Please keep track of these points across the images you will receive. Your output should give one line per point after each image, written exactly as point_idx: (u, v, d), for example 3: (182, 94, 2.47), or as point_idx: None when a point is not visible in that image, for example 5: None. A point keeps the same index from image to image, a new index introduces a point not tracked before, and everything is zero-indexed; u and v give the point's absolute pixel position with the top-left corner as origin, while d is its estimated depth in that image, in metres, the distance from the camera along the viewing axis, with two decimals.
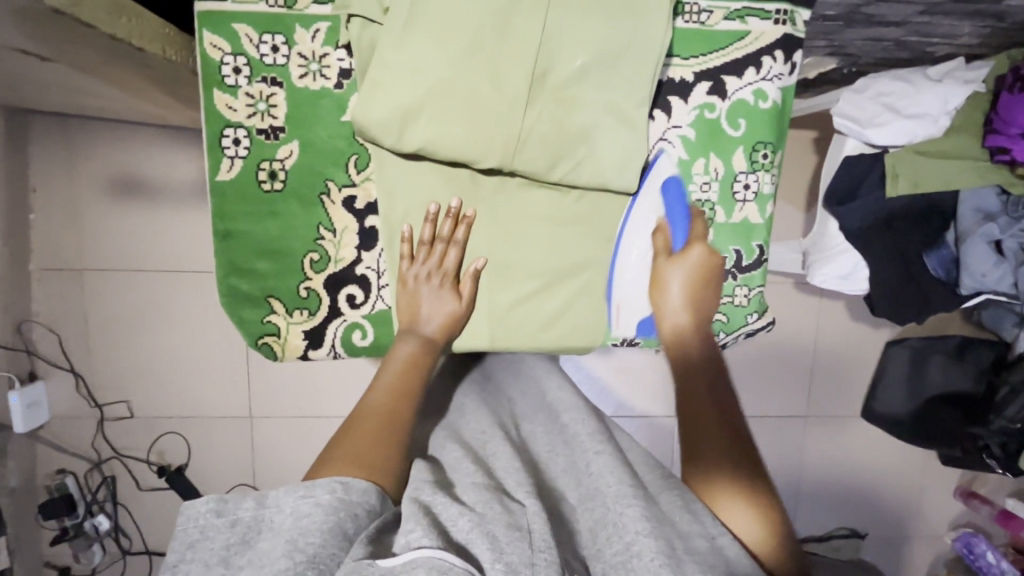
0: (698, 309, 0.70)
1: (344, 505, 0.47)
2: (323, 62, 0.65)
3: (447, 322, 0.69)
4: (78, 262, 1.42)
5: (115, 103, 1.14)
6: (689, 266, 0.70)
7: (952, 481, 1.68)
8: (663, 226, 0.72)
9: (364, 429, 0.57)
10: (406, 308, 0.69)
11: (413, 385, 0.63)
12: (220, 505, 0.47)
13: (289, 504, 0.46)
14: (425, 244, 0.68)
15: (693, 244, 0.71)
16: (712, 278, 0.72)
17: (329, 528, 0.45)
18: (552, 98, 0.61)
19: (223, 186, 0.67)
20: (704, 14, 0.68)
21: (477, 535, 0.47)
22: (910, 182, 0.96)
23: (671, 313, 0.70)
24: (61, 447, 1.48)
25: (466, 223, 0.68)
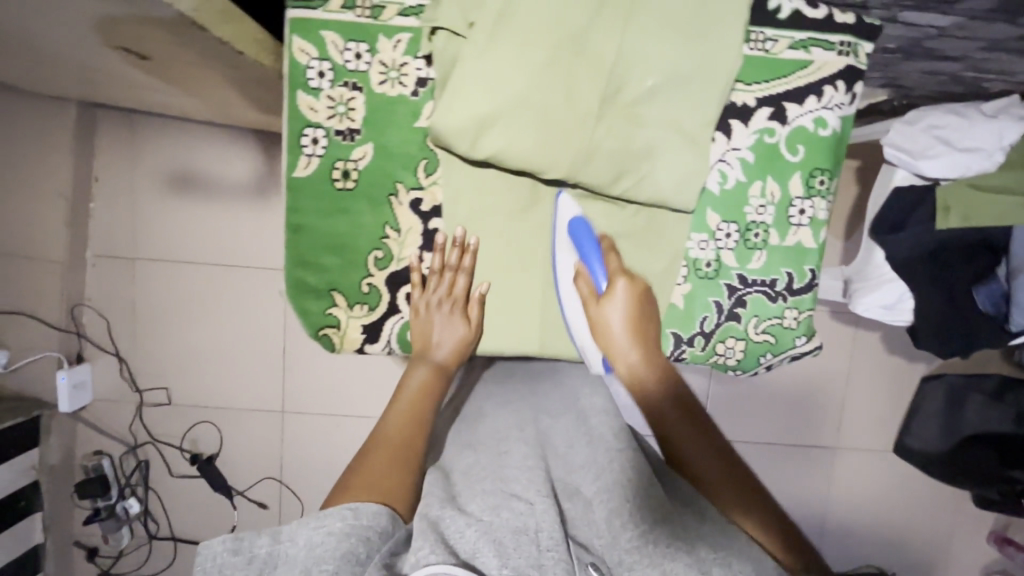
0: (642, 339, 0.70)
1: (355, 531, 0.50)
2: (402, 70, 0.68)
3: (458, 346, 0.73)
4: (132, 251, 1.47)
5: (181, 101, 1.19)
6: (621, 303, 0.69)
7: (985, 525, 1.62)
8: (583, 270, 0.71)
9: (376, 459, 0.61)
10: (418, 335, 0.74)
11: (428, 407, 0.69)
12: (238, 543, 0.50)
13: (302, 536, 0.50)
14: (435, 273, 0.72)
15: (614, 279, 0.70)
16: (647, 302, 0.71)
17: (341, 553, 0.48)
18: (621, 114, 0.63)
19: (298, 182, 0.70)
20: (770, 43, 0.69)
21: (484, 544, 0.50)
22: (961, 216, 0.95)
23: (619, 350, 0.70)
24: (100, 429, 1.52)
25: (472, 252, 0.71)
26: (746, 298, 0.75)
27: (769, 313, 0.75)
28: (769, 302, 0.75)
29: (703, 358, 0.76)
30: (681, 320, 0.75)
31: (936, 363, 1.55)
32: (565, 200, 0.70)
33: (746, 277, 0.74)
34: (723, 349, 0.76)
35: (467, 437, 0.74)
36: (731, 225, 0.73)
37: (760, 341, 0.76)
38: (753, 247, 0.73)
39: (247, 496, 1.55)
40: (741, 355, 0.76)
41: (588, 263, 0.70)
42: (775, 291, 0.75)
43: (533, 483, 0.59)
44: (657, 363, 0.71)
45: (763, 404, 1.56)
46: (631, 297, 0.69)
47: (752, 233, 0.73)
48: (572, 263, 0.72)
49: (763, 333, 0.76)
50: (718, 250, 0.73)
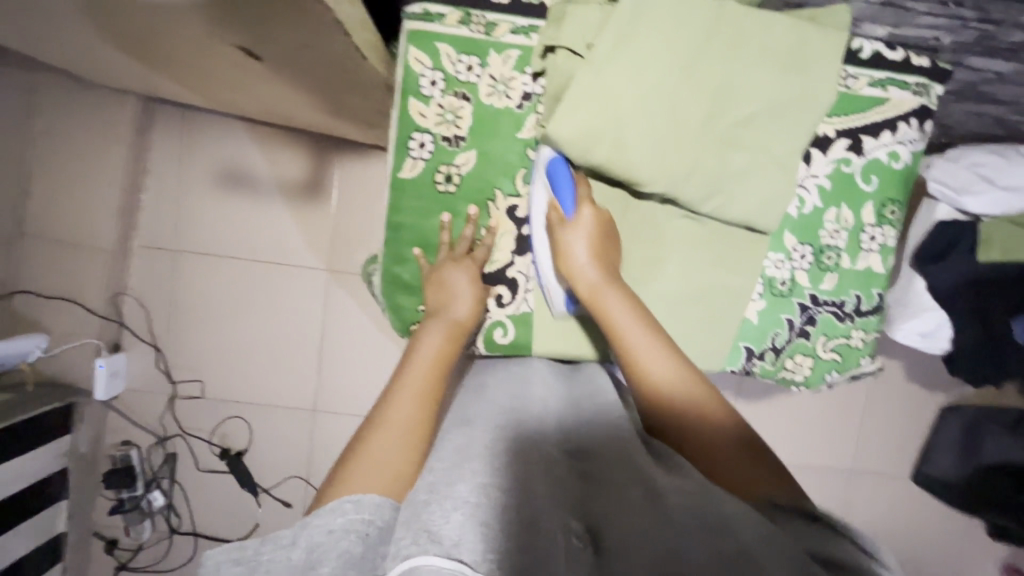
0: (604, 261, 0.67)
1: (356, 529, 0.45)
2: (509, 83, 0.72)
3: (477, 308, 0.71)
4: (177, 243, 1.49)
5: (249, 100, 1.22)
6: (585, 229, 0.67)
7: (997, 554, 1.65)
8: (552, 202, 0.69)
9: (383, 437, 0.55)
10: (433, 301, 0.71)
11: (439, 382, 0.61)
12: (242, 550, 0.44)
13: (303, 540, 0.44)
14: (459, 244, 0.74)
15: (581, 207, 0.68)
16: (609, 234, 0.69)
17: (338, 552, 0.43)
18: (721, 136, 0.67)
19: (402, 182, 0.73)
20: (852, 79, 0.74)
21: (470, 530, 0.41)
22: (1001, 250, 1.00)
23: (581, 274, 0.66)
24: (131, 419, 1.53)
25: (491, 231, 0.74)
26: (816, 317, 0.79)
27: (838, 332, 0.79)
28: (837, 321, 0.79)
29: (772, 373, 0.81)
30: (754, 334, 0.79)
31: (955, 394, 1.60)
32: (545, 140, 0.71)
33: (819, 297, 0.78)
34: (792, 365, 0.80)
35: (472, 408, 0.64)
36: (806, 247, 0.77)
37: (826, 359, 0.80)
38: (826, 269, 0.78)
39: (272, 494, 1.54)
40: (808, 371, 0.80)
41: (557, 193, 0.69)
42: (844, 312, 0.79)
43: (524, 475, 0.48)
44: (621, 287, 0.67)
45: (786, 426, 1.59)
46: (598, 226, 0.67)
47: (826, 256, 0.77)
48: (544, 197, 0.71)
49: (830, 351, 0.80)
50: (793, 270, 0.78)
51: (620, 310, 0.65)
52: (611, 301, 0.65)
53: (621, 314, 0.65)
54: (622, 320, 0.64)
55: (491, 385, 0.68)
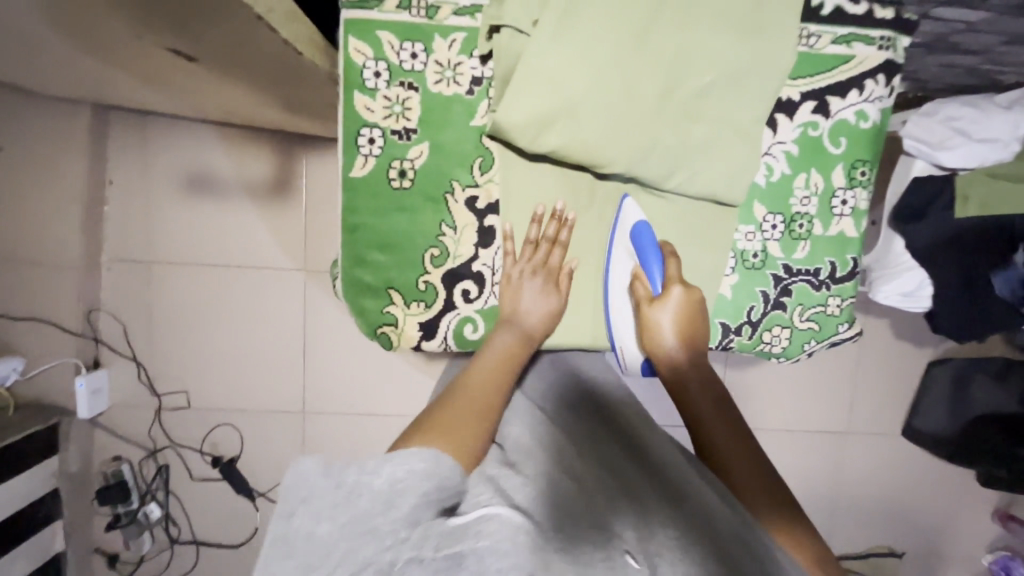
0: (691, 344, 0.68)
1: (434, 476, 0.48)
2: (457, 69, 0.69)
3: (547, 317, 0.71)
4: (148, 254, 1.45)
5: (204, 102, 1.17)
6: (672, 308, 0.68)
7: (989, 502, 1.68)
8: (637, 274, 0.70)
9: (459, 412, 0.59)
10: (505, 301, 0.72)
11: (509, 373, 0.65)
12: (326, 465, 0.46)
13: (385, 470, 0.46)
14: (530, 244, 0.72)
15: (670, 287, 0.68)
16: (699, 312, 0.69)
17: (421, 493, 0.46)
18: (679, 108, 0.64)
19: (354, 181, 0.70)
20: (813, 38, 0.71)
21: (537, 511, 0.50)
22: (979, 205, 0.99)
23: (666, 355, 0.68)
24: (118, 435, 1.51)
25: (569, 227, 0.72)
26: (791, 287, 0.77)
27: (814, 301, 0.78)
28: (813, 290, 0.78)
29: (749, 346, 0.79)
30: (730, 310, 0.77)
31: (942, 347, 1.60)
32: (630, 204, 0.72)
33: (792, 267, 0.77)
34: (770, 337, 0.78)
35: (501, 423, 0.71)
36: (777, 216, 0.75)
37: (804, 328, 0.79)
38: (798, 238, 0.76)
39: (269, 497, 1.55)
40: (787, 342, 0.79)
41: (646, 267, 0.70)
42: (819, 280, 0.78)
43: (560, 489, 0.58)
44: (705, 369, 0.67)
45: (777, 393, 1.59)
46: (685, 304, 0.68)
47: (797, 224, 0.76)
48: (632, 267, 0.72)
49: (807, 320, 0.78)
50: (764, 241, 0.76)
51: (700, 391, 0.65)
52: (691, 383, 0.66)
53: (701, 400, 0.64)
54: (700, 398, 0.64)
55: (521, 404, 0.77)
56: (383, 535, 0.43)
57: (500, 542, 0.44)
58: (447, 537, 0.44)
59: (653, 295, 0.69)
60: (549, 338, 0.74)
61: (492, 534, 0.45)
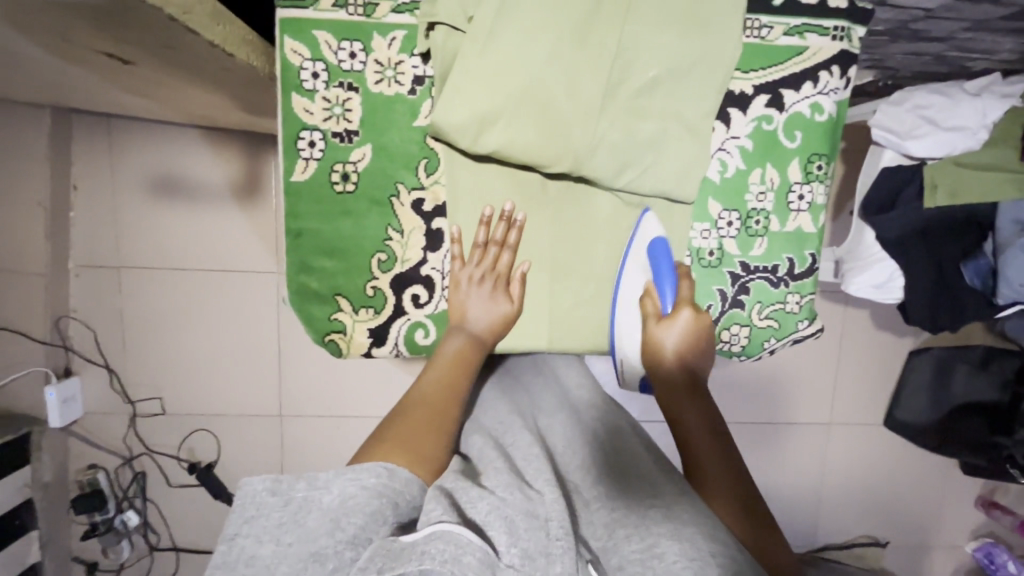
0: (690, 367, 0.68)
1: (386, 493, 0.49)
2: (398, 69, 0.67)
3: (498, 323, 0.70)
4: (116, 260, 1.43)
5: (165, 106, 1.15)
6: (679, 328, 0.68)
7: (972, 489, 1.68)
8: (649, 289, 0.71)
9: (410, 421, 0.59)
10: (456, 307, 0.70)
11: (461, 381, 0.66)
12: (277, 484, 0.46)
13: (336, 486, 0.47)
14: (479, 247, 0.70)
15: (681, 307, 0.69)
16: (705, 338, 0.70)
17: (371, 511, 0.46)
18: (624, 105, 0.62)
19: (296, 186, 0.68)
20: (765, 30, 0.70)
21: (494, 519, 0.49)
22: (947, 194, 0.98)
23: (666, 373, 0.68)
24: (93, 443, 1.49)
25: (518, 228, 0.70)
26: (749, 285, 0.76)
27: (773, 298, 0.76)
28: (771, 287, 0.76)
29: None
30: None
31: (923, 336, 1.59)
32: (649, 219, 0.72)
33: (749, 264, 0.75)
34: (729, 336, 0.77)
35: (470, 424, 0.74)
36: (732, 213, 0.74)
37: (764, 326, 0.77)
38: (755, 235, 0.74)
39: None
40: (746, 341, 0.78)
41: (660, 284, 0.70)
42: (777, 277, 0.76)
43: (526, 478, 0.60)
44: (704, 397, 0.67)
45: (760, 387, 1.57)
46: (693, 326, 0.68)
47: (753, 220, 0.74)
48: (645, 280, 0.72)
49: (767, 318, 0.77)
50: (721, 239, 0.74)
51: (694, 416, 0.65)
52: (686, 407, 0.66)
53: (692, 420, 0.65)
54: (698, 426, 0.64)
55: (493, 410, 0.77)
56: (324, 556, 0.43)
57: (443, 566, 0.40)
58: (391, 557, 0.41)
59: (661, 313, 0.70)
60: (504, 343, 0.73)
61: (434, 558, 0.40)
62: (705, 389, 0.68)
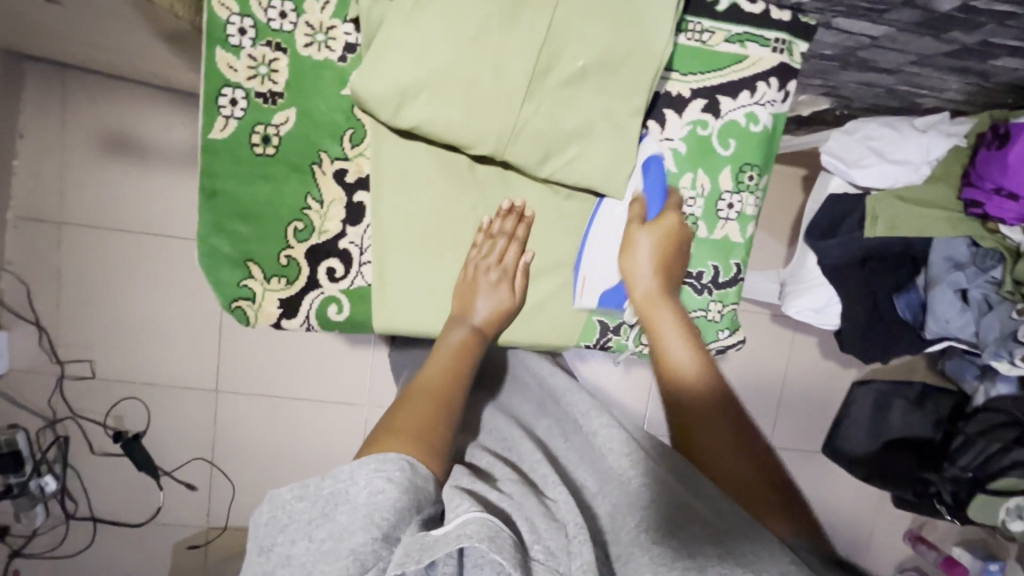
0: (667, 277, 0.71)
1: (414, 485, 0.47)
2: (330, 34, 0.65)
3: (499, 313, 0.70)
4: (58, 214, 1.36)
5: (123, 63, 1.12)
6: (662, 234, 0.71)
7: (901, 523, 1.71)
8: (639, 198, 0.72)
9: (421, 406, 0.57)
10: (459, 292, 0.70)
11: (467, 365, 0.64)
12: (302, 487, 0.45)
13: (362, 479, 0.46)
14: (489, 237, 0.71)
15: (667, 213, 0.72)
16: (682, 249, 0.73)
17: (402, 504, 0.45)
18: (552, 93, 0.62)
19: (213, 143, 0.66)
20: (707, 34, 0.70)
21: (518, 518, 0.49)
22: (887, 225, 0.97)
23: (641, 277, 0.71)
24: (14, 402, 1.41)
25: (527, 223, 0.72)
26: None
27: (695, 305, 0.76)
28: (694, 294, 0.77)
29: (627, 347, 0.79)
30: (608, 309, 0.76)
31: (866, 368, 1.62)
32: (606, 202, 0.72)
33: None
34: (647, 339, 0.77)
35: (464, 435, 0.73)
36: None
37: None
38: None
39: (174, 476, 1.49)
40: None
41: (649, 195, 0.72)
42: (701, 284, 0.77)
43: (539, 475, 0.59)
44: (676, 304, 0.71)
45: None
46: (673, 237, 0.71)
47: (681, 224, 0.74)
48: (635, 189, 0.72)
49: None
50: None
51: (672, 326, 0.68)
52: (662, 313, 0.69)
53: (672, 331, 0.68)
54: (687, 367, 0.65)
55: (491, 421, 0.74)
56: (362, 555, 0.42)
57: (481, 542, 0.41)
58: (425, 547, 0.42)
59: (647, 219, 0.72)
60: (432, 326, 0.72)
61: (471, 538, 0.42)
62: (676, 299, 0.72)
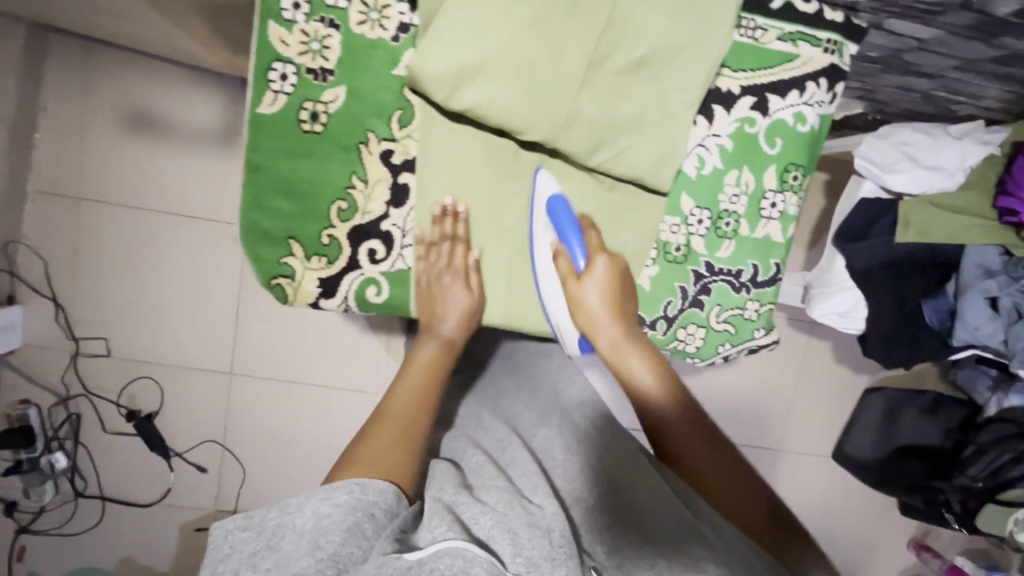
0: (621, 316, 0.67)
1: (364, 508, 0.45)
2: (384, 13, 0.65)
3: (462, 318, 0.68)
4: (79, 189, 1.35)
5: (155, 41, 1.11)
6: (599, 280, 0.67)
7: (905, 531, 1.71)
8: (561, 251, 0.68)
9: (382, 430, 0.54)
10: (425, 307, 0.70)
11: (437, 382, 0.62)
12: (247, 519, 0.45)
13: (310, 508, 0.44)
14: (433, 245, 0.69)
15: (593, 257, 0.67)
16: (623, 279, 0.69)
17: (349, 526, 0.43)
18: (608, 81, 0.61)
19: (261, 118, 0.65)
20: (759, 31, 0.69)
21: (498, 532, 0.46)
22: (917, 231, 0.98)
23: (600, 330, 0.67)
24: (29, 377, 1.41)
25: (461, 219, 0.69)
26: (711, 286, 0.75)
27: (733, 303, 0.76)
28: (732, 291, 0.76)
29: (663, 343, 0.77)
30: (645, 303, 0.74)
31: (879, 376, 1.61)
32: (543, 176, 0.69)
33: (714, 265, 0.75)
34: (684, 335, 0.76)
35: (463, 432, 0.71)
36: (704, 211, 0.73)
37: (719, 330, 0.77)
38: (724, 236, 0.74)
39: (184, 458, 1.48)
40: (700, 343, 0.77)
41: (567, 243, 0.67)
42: (739, 282, 0.76)
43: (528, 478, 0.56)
44: (639, 341, 0.67)
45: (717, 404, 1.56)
46: (610, 274, 0.67)
47: (724, 221, 0.74)
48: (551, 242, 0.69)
49: (724, 322, 0.77)
50: (689, 235, 0.74)
51: (640, 366, 0.65)
52: (629, 357, 0.66)
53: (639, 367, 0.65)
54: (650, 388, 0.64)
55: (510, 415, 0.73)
56: None
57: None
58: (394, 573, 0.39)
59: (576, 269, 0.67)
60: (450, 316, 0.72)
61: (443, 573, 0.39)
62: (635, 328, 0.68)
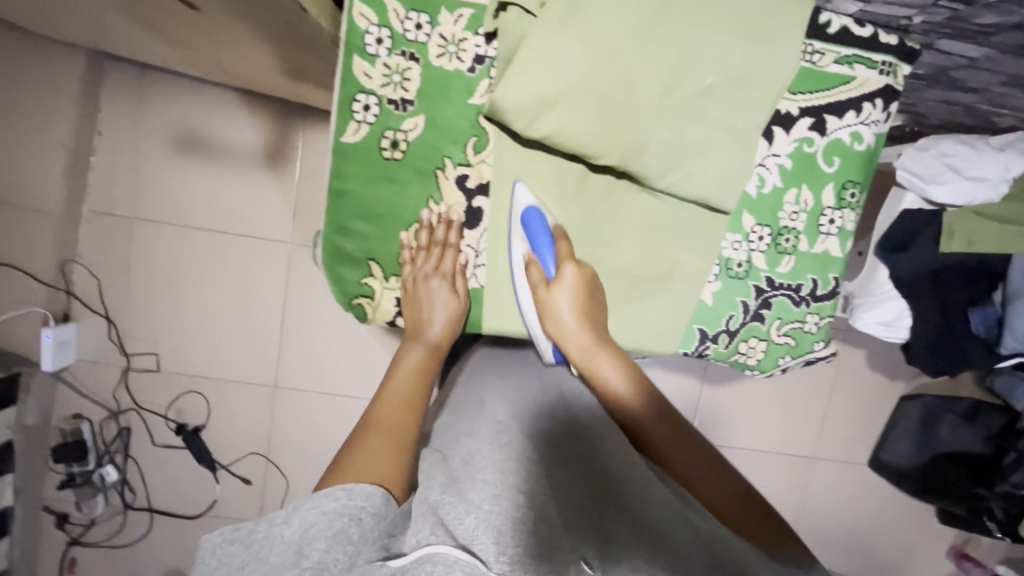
0: (592, 322, 0.66)
1: (350, 513, 0.42)
2: (461, 46, 0.68)
3: (450, 323, 0.72)
4: (132, 210, 1.40)
5: (211, 68, 1.15)
6: (568, 287, 0.67)
7: (943, 538, 1.70)
8: (533, 261, 0.69)
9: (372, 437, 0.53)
10: (411, 313, 0.73)
11: (425, 389, 0.64)
12: (233, 531, 0.41)
13: (296, 518, 0.41)
14: (421, 249, 0.72)
15: (563, 266, 0.67)
16: (595, 289, 0.69)
17: (335, 533, 0.40)
18: (678, 108, 0.64)
19: (344, 147, 0.69)
20: (817, 55, 0.72)
21: (484, 531, 0.40)
22: (964, 242, 0.99)
23: (571, 337, 0.66)
24: (82, 392, 1.45)
25: (455, 227, 0.72)
26: (772, 300, 0.78)
27: (794, 316, 0.78)
28: (793, 305, 0.78)
29: (725, 356, 0.80)
30: (709, 317, 0.77)
31: (915, 383, 1.61)
32: (521, 190, 0.70)
33: (775, 280, 0.77)
34: (745, 349, 0.79)
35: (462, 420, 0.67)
36: (764, 228, 0.76)
37: (781, 343, 0.80)
38: (783, 252, 0.77)
39: (230, 470, 1.51)
40: (762, 355, 0.80)
41: (538, 251, 0.68)
42: (799, 296, 0.78)
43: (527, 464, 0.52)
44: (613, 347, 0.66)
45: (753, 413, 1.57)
46: (582, 281, 0.67)
47: (784, 238, 0.76)
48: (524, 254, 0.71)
49: (784, 335, 0.79)
50: (750, 252, 0.76)
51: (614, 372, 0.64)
52: (602, 360, 0.65)
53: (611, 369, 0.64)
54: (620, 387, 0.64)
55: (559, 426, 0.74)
56: None
57: None
58: None
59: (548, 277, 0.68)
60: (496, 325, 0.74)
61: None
62: (607, 333, 0.68)
